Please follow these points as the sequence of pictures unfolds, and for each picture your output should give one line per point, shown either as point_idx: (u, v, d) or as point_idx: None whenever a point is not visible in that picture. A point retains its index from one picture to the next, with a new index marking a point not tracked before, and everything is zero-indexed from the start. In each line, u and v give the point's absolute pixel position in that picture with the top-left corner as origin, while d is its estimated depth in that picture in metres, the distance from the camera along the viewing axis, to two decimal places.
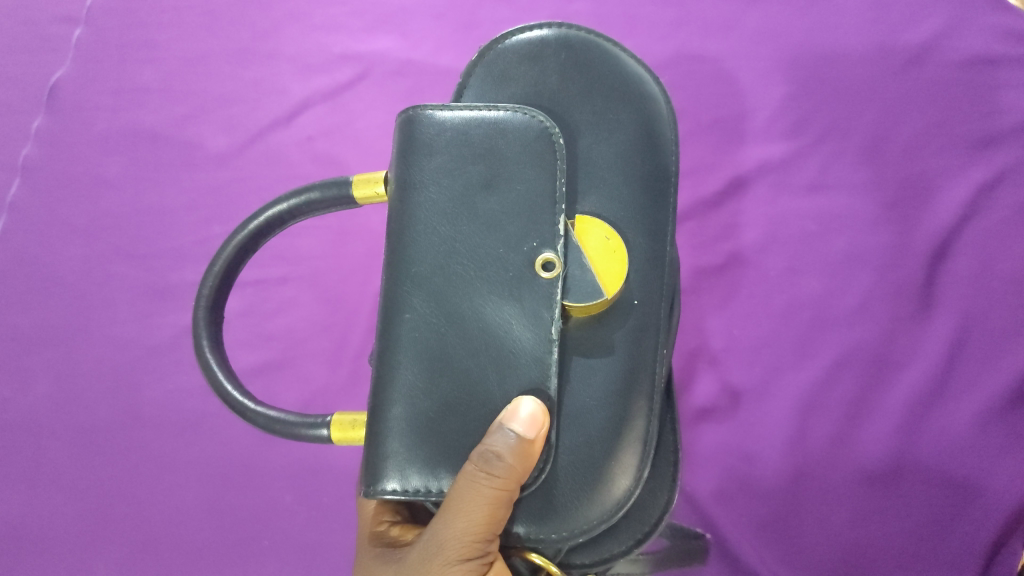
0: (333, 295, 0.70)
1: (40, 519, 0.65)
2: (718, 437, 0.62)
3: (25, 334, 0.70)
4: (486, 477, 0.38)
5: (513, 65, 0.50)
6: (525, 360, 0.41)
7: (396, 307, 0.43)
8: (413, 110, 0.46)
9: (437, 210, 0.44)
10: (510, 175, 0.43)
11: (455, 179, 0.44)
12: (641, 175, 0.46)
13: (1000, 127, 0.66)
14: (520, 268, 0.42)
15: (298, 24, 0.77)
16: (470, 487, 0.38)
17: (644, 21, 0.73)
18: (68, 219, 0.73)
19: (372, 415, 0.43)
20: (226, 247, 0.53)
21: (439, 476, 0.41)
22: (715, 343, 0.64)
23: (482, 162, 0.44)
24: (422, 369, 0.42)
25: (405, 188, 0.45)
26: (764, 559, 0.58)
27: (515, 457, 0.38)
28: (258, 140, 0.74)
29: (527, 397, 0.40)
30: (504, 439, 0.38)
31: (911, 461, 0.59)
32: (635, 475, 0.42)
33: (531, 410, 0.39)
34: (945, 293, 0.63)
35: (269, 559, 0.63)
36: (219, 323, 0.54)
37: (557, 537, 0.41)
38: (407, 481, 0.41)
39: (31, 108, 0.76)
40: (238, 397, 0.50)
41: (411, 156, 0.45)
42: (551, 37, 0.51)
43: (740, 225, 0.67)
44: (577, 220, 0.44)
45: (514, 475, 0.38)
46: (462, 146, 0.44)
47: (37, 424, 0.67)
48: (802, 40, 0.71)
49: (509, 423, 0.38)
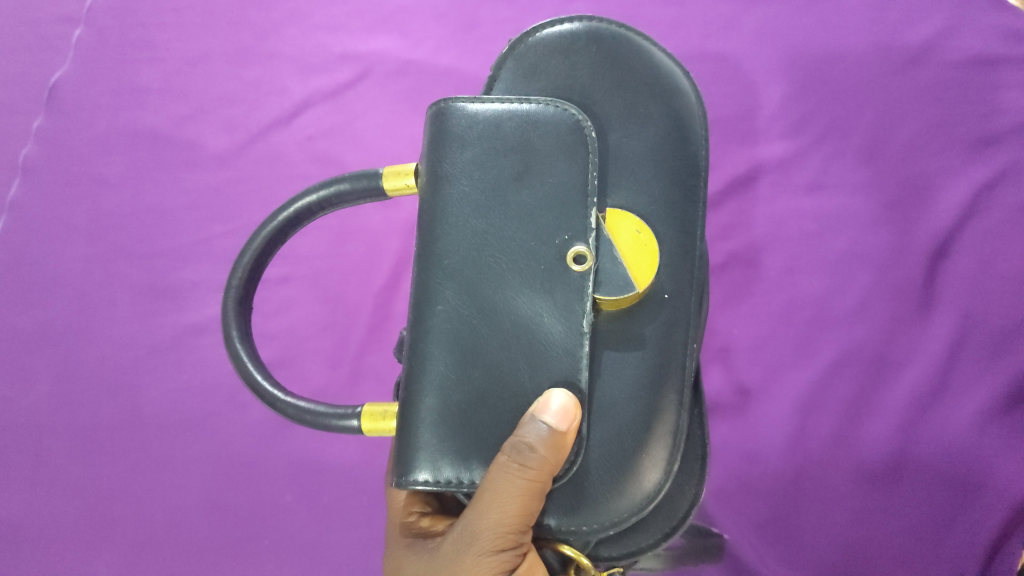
0: (334, 295, 0.70)
1: (40, 519, 0.65)
2: (719, 437, 0.62)
3: (24, 335, 0.70)
4: (520, 468, 0.38)
5: (544, 57, 0.50)
6: (556, 352, 0.41)
7: (428, 300, 0.43)
8: (444, 103, 0.46)
9: (469, 202, 0.44)
10: (542, 168, 0.43)
11: (486, 171, 0.44)
12: (672, 169, 0.46)
13: (999, 127, 0.67)
14: (552, 261, 0.42)
15: (298, 24, 0.77)
16: (504, 478, 0.38)
17: (645, 20, 0.73)
18: (68, 219, 0.72)
19: (403, 406, 0.43)
20: (256, 238, 0.53)
21: (470, 467, 0.41)
22: (717, 342, 0.64)
23: (513, 154, 0.44)
24: (453, 361, 0.42)
25: (436, 180, 0.45)
26: (764, 557, 0.59)
27: (548, 449, 0.38)
28: (259, 140, 0.74)
29: (558, 389, 0.40)
30: (537, 430, 0.38)
31: (912, 459, 0.59)
32: (664, 468, 0.42)
33: (562, 402, 0.39)
34: (945, 292, 0.63)
35: (269, 558, 0.64)
36: (248, 319, 0.54)
37: (589, 528, 0.41)
38: (439, 472, 0.41)
39: (31, 108, 0.75)
40: (268, 387, 0.50)
41: (441, 147, 0.45)
42: (581, 30, 0.50)
43: (741, 225, 0.67)
44: (608, 213, 0.44)
45: (546, 466, 0.39)
46: (494, 138, 0.44)
47: (37, 424, 0.67)
48: (802, 40, 0.71)
49: (541, 414, 0.39)
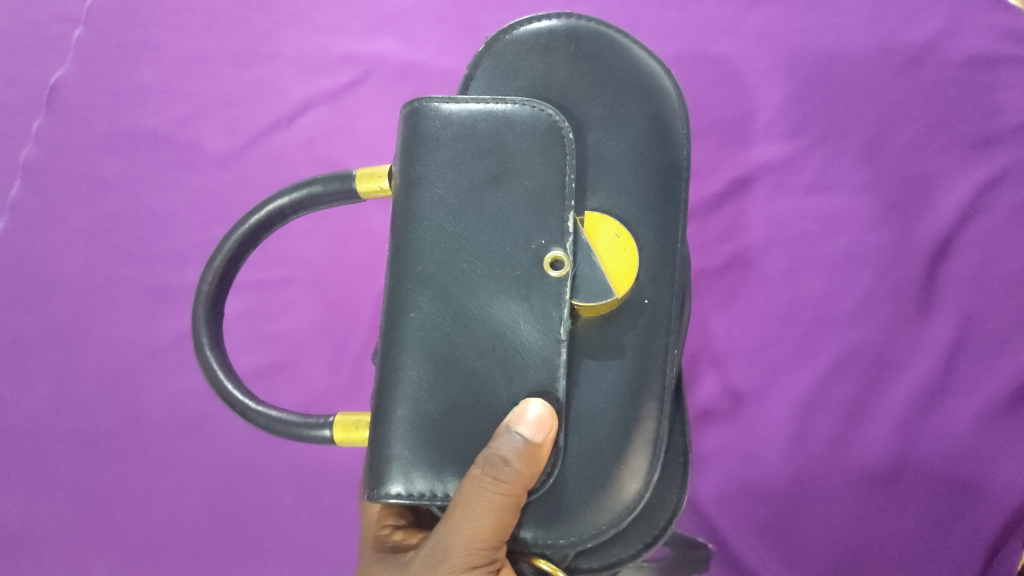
0: (333, 297, 0.70)
1: (41, 520, 0.65)
2: (719, 439, 0.62)
3: (24, 336, 0.70)
4: (493, 482, 0.38)
5: (521, 55, 0.50)
6: (533, 359, 0.41)
7: (402, 307, 0.43)
8: (418, 103, 0.46)
9: (443, 206, 0.44)
10: (518, 170, 0.43)
11: (461, 174, 0.44)
12: (652, 171, 0.46)
13: (1001, 127, 0.66)
14: (528, 266, 0.42)
15: (298, 25, 0.77)
16: (477, 492, 0.38)
17: (645, 21, 0.73)
18: (69, 221, 0.73)
19: (377, 414, 0.43)
20: (226, 243, 0.53)
21: (444, 479, 0.41)
22: (717, 344, 0.64)
23: (488, 156, 0.44)
24: (427, 368, 0.42)
25: (410, 183, 0.45)
26: (764, 560, 0.58)
27: (522, 460, 0.38)
28: (259, 142, 0.74)
29: (534, 399, 0.40)
30: (512, 442, 0.38)
31: (912, 461, 0.59)
32: (644, 479, 0.42)
33: (538, 412, 0.39)
34: (946, 293, 0.63)
35: (270, 560, 0.64)
36: (220, 324, 0.54)
37: (566, 542, 0.41)
38: (412, 484, 0.41)
39: (32, 109, 0.76)
40: (238, 396, 0.50)
41: (415, 148, 0.45)
42: (560, 26, 0.51)
43: (740, 226, 0.67)
44: (587, 217, 0.44)
45: (521, 479, 0.39)
46: (468, 139, 0.44)
47: (38, 425, 0.67)
48: (803, 41, 0.71)
49: (516, 426, 0.38)
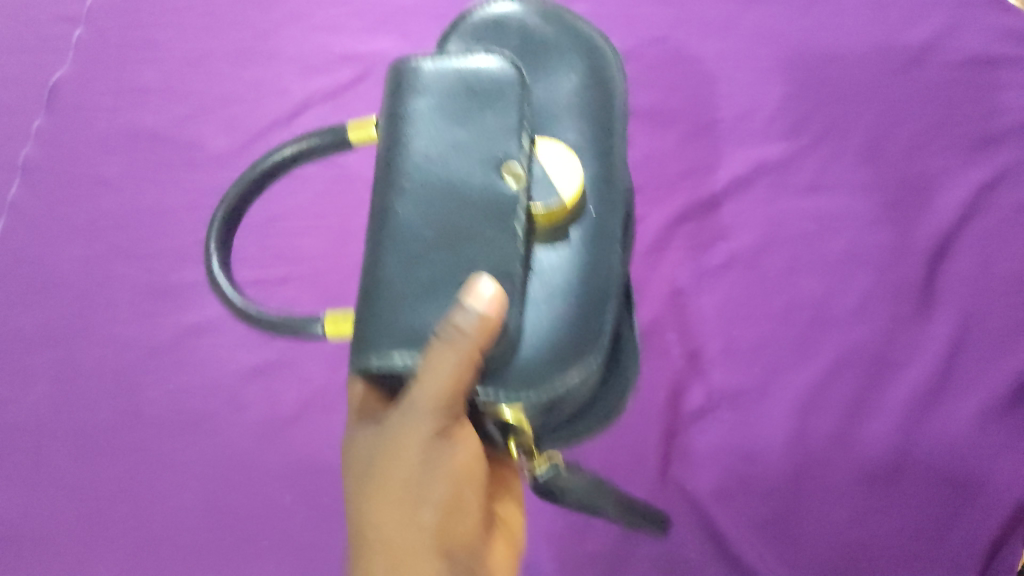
0: (333, 295, 0.69)
1: (38, 520, 0.65)
2: (718, 437, 0.61)
3: (23, 335, 0.70)
4: (451, 346, 0.37)
5: (481, 36, 0.57)
6: (499, 259, 0.42)
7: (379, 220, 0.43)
8: (401, 60, 0.47)
9: (421, 133, 0.45)
10: (487, 101, 0.45)
11: (439, 110, 0.45)
12: (598, 117, 0.51)
13: (1000, 127, 0.67)
14: (492, 176, 0.43)
15: (299, 25, 0.77)
16: (437, 354, 0.37)
17: (644, 21, 0.74)
18: (68, 220, 0.73)
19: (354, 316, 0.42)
20: (233, 183, 0.54)
21: (410, 351, 0.40)
22: (716, 343, 0.63)
23: (464, 93, 0.45)
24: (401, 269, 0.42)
25: (392, 117, 0.46)
26: (765, 558, 0.58)
27: (478, 333, 0.38)
28: (258, 140, 0.74)
29: (487, 277, 0.40)
30: (467, 316, 0.38)
31: (911, 459, 0.59)
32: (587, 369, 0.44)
33: (490, 289, 0.39)
34: (946, 292, 0.63)
35: (269, 559, 0.63)
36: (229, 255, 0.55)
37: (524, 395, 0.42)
38: (379, 359, 0.40)
39: (31, 108, 0.76)
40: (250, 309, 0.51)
41: (397, 91, 0.46)
42: (512, 13, 0.57)
43: (740, 225, 0.67)
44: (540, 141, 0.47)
45: (477, 347, 0.38)
46: (446, 81, 0.46)
47: (37, 424, 0.67)
48: (802, 40, 0.71)
49: (471, 301, 0.38)
